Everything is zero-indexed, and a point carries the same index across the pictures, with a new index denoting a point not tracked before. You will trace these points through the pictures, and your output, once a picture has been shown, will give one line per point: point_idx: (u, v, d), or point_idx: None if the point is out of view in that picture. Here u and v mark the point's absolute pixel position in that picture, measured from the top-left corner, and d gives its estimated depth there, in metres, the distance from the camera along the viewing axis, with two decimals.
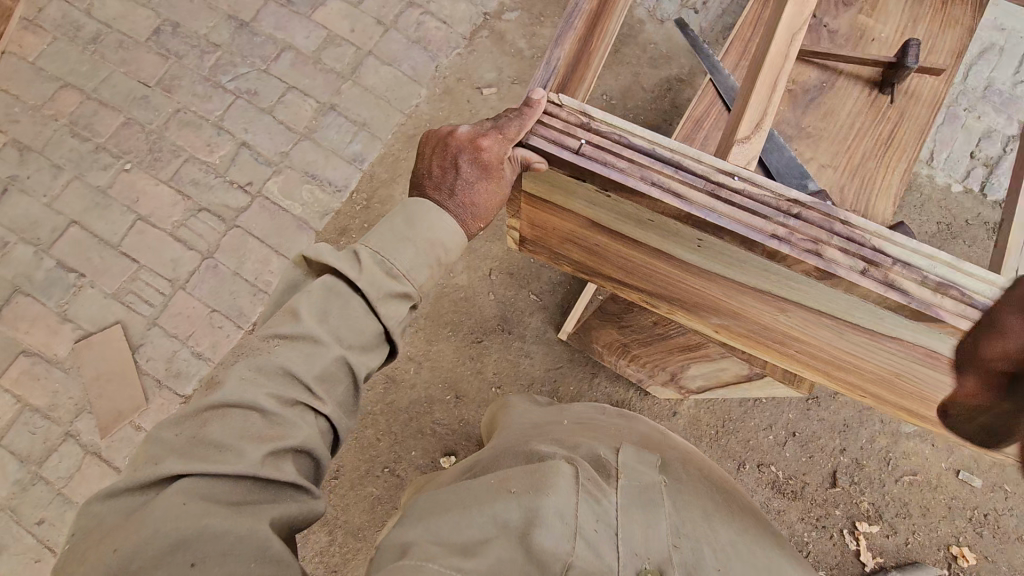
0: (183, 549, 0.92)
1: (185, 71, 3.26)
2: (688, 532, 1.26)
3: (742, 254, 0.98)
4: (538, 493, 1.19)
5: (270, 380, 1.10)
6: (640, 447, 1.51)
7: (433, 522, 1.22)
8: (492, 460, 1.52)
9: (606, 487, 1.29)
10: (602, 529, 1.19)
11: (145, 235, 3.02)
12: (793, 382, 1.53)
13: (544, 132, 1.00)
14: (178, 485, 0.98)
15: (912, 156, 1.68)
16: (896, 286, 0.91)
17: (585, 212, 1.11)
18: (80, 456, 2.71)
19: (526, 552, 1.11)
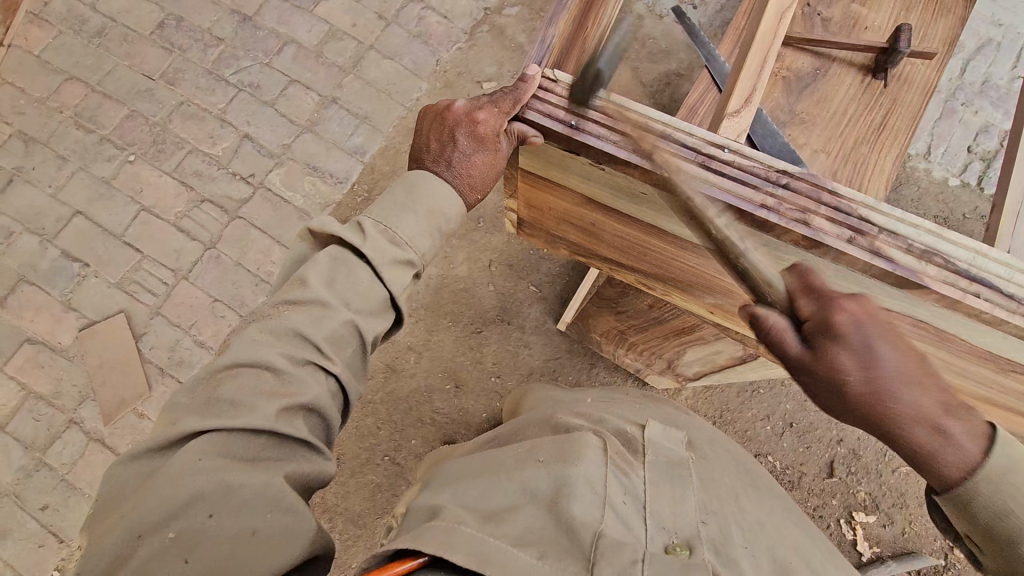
0: (200, 502, 0.98)
1: (188, 65, 3.30)
2: (713, 509, 1.30)
3: (726, 222, 0.98)
4: (566, 461, 1.21)
5: (280, 341, 1.14)
6: (668, 423, 1.54)
7: (458, 492, 1.26)
8: (521, 427, 1.55)
9: (633, 462, 1.31)
10: (629, 501, 1.21)
11: (148, 225, 3.05)
12: (786, 361, 1.54)
13: (541, 108, 1.01)
14: (193, 443, 1.02)
15: (905, 140, 1.70)
16: (871, 246, 0.90)
17: (579, 187, 1.12)
18: (84, 443, 2.74)
19: (556, 521, 1.12)
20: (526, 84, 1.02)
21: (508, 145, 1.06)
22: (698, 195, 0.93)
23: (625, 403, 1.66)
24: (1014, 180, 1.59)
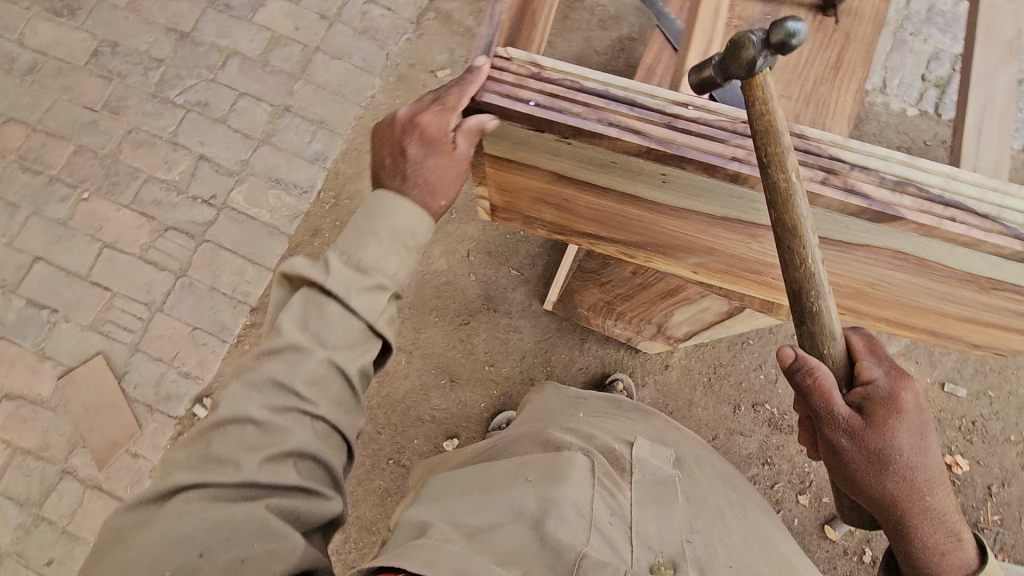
0: (192, 542, 0.99)
1: (130, 91, 3.18)
2: (698, 528, 1.40)
3: (697, 181, 0.96)
4: (555, 483, 1.31)
5: (259, 392, 1.12)
6: (651, 443, 1.66)
7: (452, 507, 1.36)
8: (510, 442, 1.63)
9: (619, 483, 1.42)
10: (615, 521, 1.32)
11: (113, 262, 2.96)
12: (772, 310, 1.53)
13: (497, 86, 0.92)
14: (187, 492, 1.03)
15: (862, 76, 1.69)
16: (846, 183, 0.88)
17: (546, 167, 1.08)
18: (80, 492, 2.68)
19: (541, 538, 1.21)
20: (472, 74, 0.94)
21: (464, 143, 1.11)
22: (669, 157, 0.90)
23: (608, 420, 1.77)
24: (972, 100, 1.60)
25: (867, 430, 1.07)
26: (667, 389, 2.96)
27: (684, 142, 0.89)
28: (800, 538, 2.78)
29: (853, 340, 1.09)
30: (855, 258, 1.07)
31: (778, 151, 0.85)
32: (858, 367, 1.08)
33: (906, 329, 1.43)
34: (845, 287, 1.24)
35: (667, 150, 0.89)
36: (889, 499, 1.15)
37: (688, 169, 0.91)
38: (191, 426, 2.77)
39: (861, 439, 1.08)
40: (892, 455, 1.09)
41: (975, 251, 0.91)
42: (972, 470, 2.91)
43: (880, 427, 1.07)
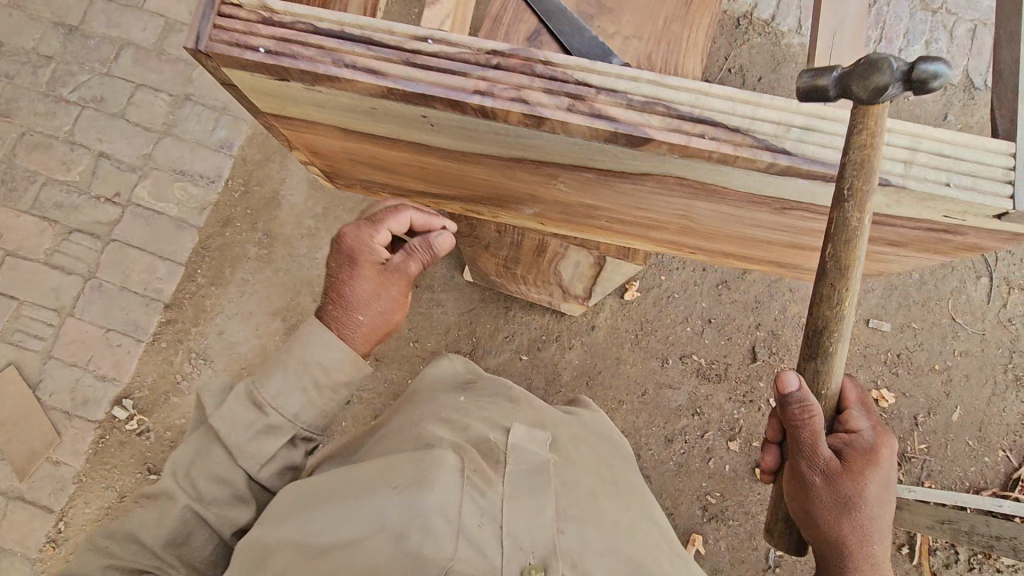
0: None
1: (20, 92, 3.04)
2: (573, 514, 1.19)
3: (461, 122, 0.93)
4: (420, 489, 1.10)
5: None
6: (534, 424, 1.38)
7: (305, 520, 1.16)
8: (392, 428, 1.39)
9: (494, 476, 1.18)
10: (487, 523, 1.12)
11: (18, 269, 2.88)
12: (625, 256, 1.58)
13: (227, 34, 0.87)
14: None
15: (716, 7, 1.63)
16: (592, 108, 0.85)
17: (324, 120, 1.04)
18: (4, 504, 2.65)
19: (401, 554, 1.06)
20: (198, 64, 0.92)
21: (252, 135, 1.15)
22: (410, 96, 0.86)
23: (492, 400, 1.46)
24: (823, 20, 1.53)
25: (843, 476, 1.18)
26: (595, 350, 2.92)
27: (423, 79, 0.86)
28: (731, 483, 2.81)
29: (848, 390, 1.24)
30: (650, 190, 1.05)
31: (866, 189, 0.88)
32: (845, 416, 1.22)
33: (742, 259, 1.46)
34: (667, 225, 1.24)
35: (405, 89, 0.85)
36: (840, 540, 1.21)
37: (439, 107, 0.88)
38: (112, 429, 2.73)
39: (835, 482, 1.18)
40: (857, 501, 1.20)
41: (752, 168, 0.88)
42: (899, 402, 2.95)
43: (854, 474, 1.19)
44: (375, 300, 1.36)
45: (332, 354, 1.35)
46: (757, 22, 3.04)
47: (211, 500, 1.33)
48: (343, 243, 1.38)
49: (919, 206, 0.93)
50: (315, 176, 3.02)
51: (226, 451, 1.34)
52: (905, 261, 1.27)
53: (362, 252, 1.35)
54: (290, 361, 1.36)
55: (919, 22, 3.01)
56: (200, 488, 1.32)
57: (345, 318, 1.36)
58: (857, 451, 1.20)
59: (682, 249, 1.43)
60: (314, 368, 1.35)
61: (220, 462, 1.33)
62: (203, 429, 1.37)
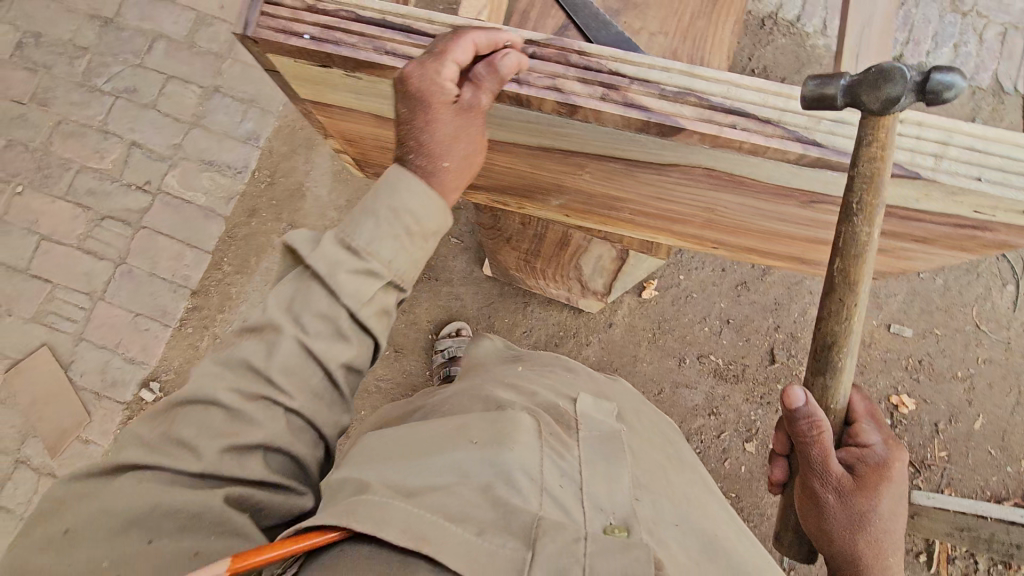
0: (136, 529, 0.95)
1: (57, 82, 3.13)
2: (645, 484, 1.25)
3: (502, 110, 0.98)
4: (503, 447, 1.14)
5: (232, 374, 1.02)
6: (598, 398, 1.50)
7: (384, 468, 1.14)
8: (450, 401, 1.45)
9: (569, 441, 1.25)
10: (567, 483, 1.14)
11: (51, 254, 2.97)
12: (650, 250, 1.58)
13: (271, 22, 0.92)
14: (138, 467, 0.99)
15: (741, 6, 1.63)
16: (626, 99, 0.88)
17: (358, 106, 1.08)
18: (35, 480, 2.74)
19: (494, 503, 1.05)
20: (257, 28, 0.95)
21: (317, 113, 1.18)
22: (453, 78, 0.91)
23: (551, 372, 1.59)
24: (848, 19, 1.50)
25: (856, 493, 1.21)
26: (612, 347, 2.93)
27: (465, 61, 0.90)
28: (746, 485, 2.80)
29: (858, 405, 1.29)
30: (674, 181, 1.06)
31: (875, 202, 0.88)
32: (856, 429, 1.27)
33: (763, 255, 1.48)
34: (689, 217, 1.24)
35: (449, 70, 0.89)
36: (856, 558, 1.22)
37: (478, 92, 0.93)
38: (139, 410, 2.81)
39: (848, 498, 1.20)
40: (871, 519, 1.21)
41: (789, 162, 0.89)
42: (919, 408, 2.92)
43: (866, 489, 1.21)
44: (465, 144, 0.97)
45: (428, 204, 0.98)
46: (781, 23, 3.02)
47: (316, 337, 1.01)
48: (405, 76, 0.89)
49: (949, 200, 0.91)
50: (340, 169, 3.07)
51: (325, 290, 0.99)
52: (932, 261, 1.26)
53: (436, 90, 0.90)
54: (380, 208, 0.97)
55: (948, 23, 2.96)
56: (302, 321, 1.00)
57: (434, 171, 0.98)
58: (869, 467, 1.23)
59: (705, 244, 1.44)
60: (407, 217, 0.97)
61: (321, 303, 1.00)
62: (298, 267, 1.04)
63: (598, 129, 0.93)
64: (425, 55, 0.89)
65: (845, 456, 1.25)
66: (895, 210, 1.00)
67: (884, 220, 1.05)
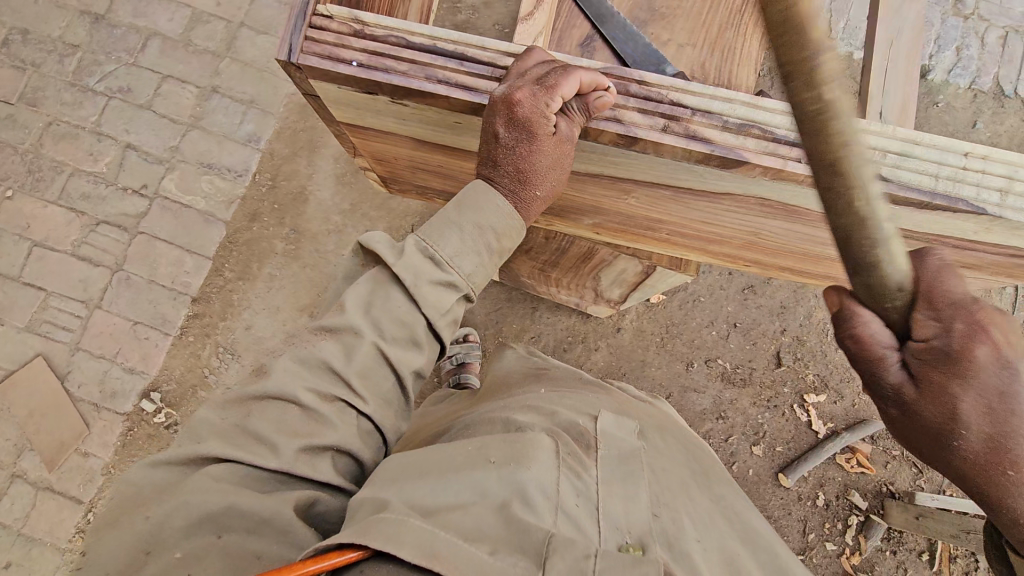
0: (208, 522, 0.96)
1: (46, 81, 3.02)
2: (665, 501, 1.16)
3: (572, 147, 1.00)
4: (519, 464, 1.05)
5: (310, 374, 1.07)
6: (619, 413, 1.38)
7: (405, 484, 1.05)
8: (474, 418, 1.35)
9: (586, 459, 1.16)
10: (583, 503, 1.07)
11: (45, 260, 2.88)
12: (678, 267, 1.62)
13: (319, 48, 0.93)
14: (214, 467, 1.01)
15: (769, 18, 1.60)
16: (686, 130, 0.89)
17: (399, 130, 1.14)
18: (33, 494, 2.67)
19: (507, 523, 0.98)
20: (320, 56, 0.93)
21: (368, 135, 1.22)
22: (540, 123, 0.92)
23: (572, 391, 1.50)
24: (879, 26, 1.44)
25: (922, 404, 0.83)
26: (620, 352, 2.91)
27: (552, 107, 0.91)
28: (755, 488, 2.80)
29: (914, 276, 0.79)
30: (725, 208, 1.09)
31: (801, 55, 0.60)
32: (915, 319, 0.79)
33: (791, 273, 1.51)
34: (729, 240, 1.25)
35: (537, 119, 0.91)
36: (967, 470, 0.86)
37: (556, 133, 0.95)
38: (140, 421, 2.74)
39: (911, 412, 0.84)
40: (963, 432, 0.83)
41: None
42: None
43: (937, 398, 0.81)
44: (553, 171, 1.03)
45: (507, 221, 1.09)
46: None
47: (393, 342, 1.11)
48: (511, 104, 0.89)
49: (1009, 233, 0.93)
50: (343, 172, 3.00)
51: (405, 294, 1.10)
52: (969, 282, 1.26)
53: (541, 122, 0.92)
54: (462, 222, 1.09)
55: (950, 27, 2.95)
56: (382, 325, 1.09)
57: (514, 188, 1.07)
58: (939, 373, 0.79)
59: (739, 263, 1.45)
60: (488, 232, 1.09)
61: (400, 308, 1.10)
62: (376, 267, 1.13)
63: (642, 157, 0.96)
64: (532, 84, 0.89)
65: (898, 360, 0.82)
66: (948, 239, 1.02)
67: (934, 248, 1.07)
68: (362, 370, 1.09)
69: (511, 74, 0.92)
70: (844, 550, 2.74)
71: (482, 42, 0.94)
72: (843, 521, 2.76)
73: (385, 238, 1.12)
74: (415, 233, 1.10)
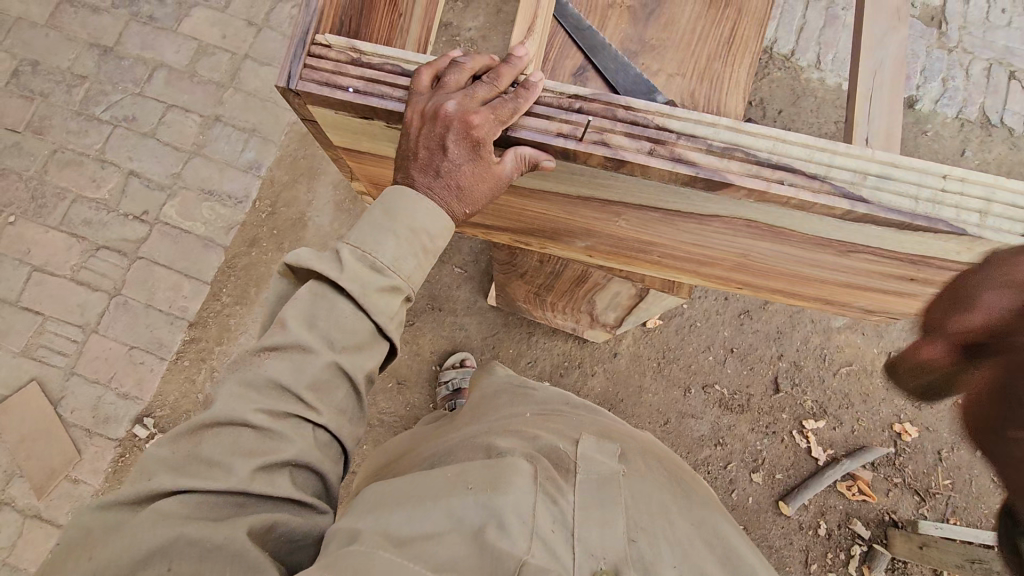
0: (158, 557, 0.88)
1: (53, 110, 3.09)
2: (646, 525, 1.12)
3: (564, 170, 1.02)
4: (495, 490, 1.04)
5: (259, 395, 0.99)
6: (602, 436, 1.37)
7: (384, 513, 1.04)
8: (460, 441, 1.33)
9: (564, 483, 1.13)
10: (558, 528, 1.06)
11: (44, 285, 2.89)
12: (672, 289, 1.64)
13: (317, 75, 0.97)
14: (163, 501, 0.93)
15: (756, 49, 1.65)
16: (672, 153, 0.92)
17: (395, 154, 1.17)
18: (20, 522, 2.62)
19: (480, 550, 0.96)
20: (315, 81, 0.96)
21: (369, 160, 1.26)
22: (486, 147, 0.96)
23: (558, 413, 1.50)
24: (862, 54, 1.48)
25: None
26: (617, 377, 2.90)
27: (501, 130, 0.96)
28: (755, 516, 2.75)
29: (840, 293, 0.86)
30: (715, 229, 1.10)
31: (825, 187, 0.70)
32: None
33: (785, 296, 1.52)
34: (720, 261, 1.27)
35: (485, 142, 0.95)
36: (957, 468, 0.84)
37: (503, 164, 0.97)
38: (132, 448, 2.72)
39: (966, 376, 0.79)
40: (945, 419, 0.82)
41: (817, 208, 0.91)
42: (922, 436, 2.82)
43: None
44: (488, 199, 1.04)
45: (440, 223, 1.03)
46: (776, 57, 3.02)
47: (349, 351, 1.03)
48: (469, 125, 0.95)
49: (990, 255, 0.94)
50: (341, 199, 3.04)
51: (352, 302, 1.02)
52: None
53: (487, 146, 0.96)
54: (397, 227, 1.01)
55: (936, 59, 3.02)
56: (331, 336, 1.01)
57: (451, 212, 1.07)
58: None
59: (732, 285, 1.47)
60: (423, 235, 1.03)
61: (347, 317, 1.02)
62: (312, 282, 1.03)
63: (626, 178, 0.99)
64: (489, 109, 0.95)
65: None
66: (933, 259, 1.03)
67: (920, 269, 1.09)
68: (314, 383, 1.01)
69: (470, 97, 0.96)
70: None
71: (451, 57, 0.99)
72: (846, 551, 2.71)
73: (315, 250, 1.04)
74: (348, 241, 1.02)
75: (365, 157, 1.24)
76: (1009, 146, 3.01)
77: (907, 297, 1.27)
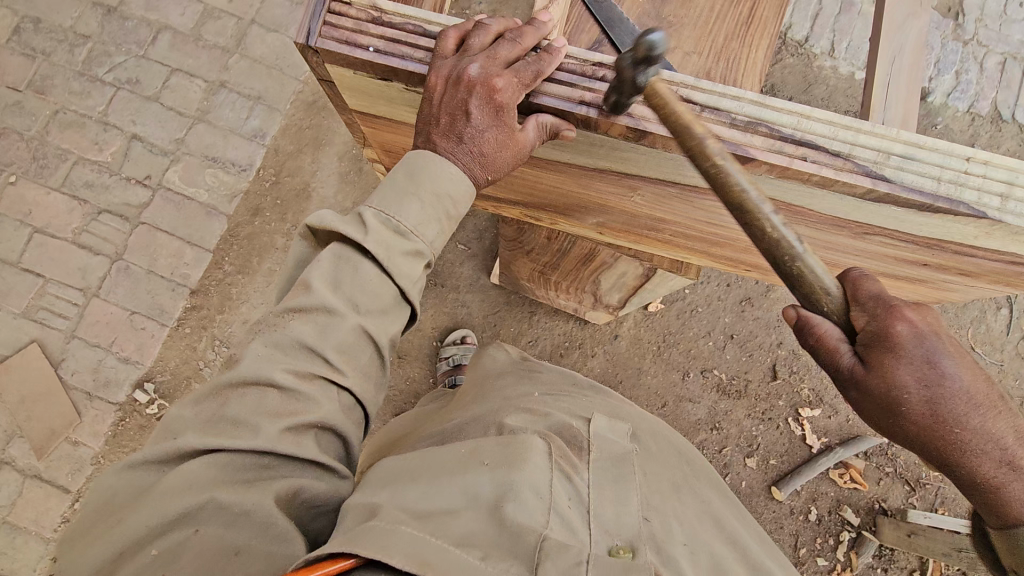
0: (186, 519, 0.89)
1: (55, 70, 3.04)
2: (655, 504, 1.16)
3: (592, 139, 1.01)
4: (514, 466, 1.03)
5: (285, 356, 0.99)
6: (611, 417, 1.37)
7: (397, 489, 1.03)
8: (472, 417, 1.34)
9: (578, 464, 1.14)
10: (574, 506, 1.05)
11: (45, 247, 2.87)
12: (680, 270, 1.64)
13: (336, 33, 0.96)
14: (192, 463, 0.93)
15: (775, 29, 1.63)
16: None
17: (411, 120, 1.17)
18: (21, 481, 2.64)
19: (499, 527, 0.95)
20: (333, 38, 0.95)
21: (382, 125, 1.25)
22: (508, 113, 0.95)
23: (568, 392, 1.52)
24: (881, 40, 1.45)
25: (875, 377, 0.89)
26: (617, 359, 2.91)
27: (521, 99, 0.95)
28: (748, 500, 2.79)
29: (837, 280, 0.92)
30: None
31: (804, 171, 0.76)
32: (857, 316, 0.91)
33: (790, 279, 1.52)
34: (733, 241, 1.27)
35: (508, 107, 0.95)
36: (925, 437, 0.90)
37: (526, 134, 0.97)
38: (133, 412, 2.73)
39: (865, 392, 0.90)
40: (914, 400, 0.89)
41: (843, 189, 0.91)
42: None
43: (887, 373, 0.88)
44: (509, 165, 1.02)
45: (463, 189, 1.03)
46: (790, 43, 2.98)
47: (372, 315, 1.03)
48: (493, 89, 0.94)
49: (1009, 238, 0.95)
50: (347, 172, 3.01)
51: (376, 265, 1.02)
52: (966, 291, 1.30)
53: (510, 112, 0.95)
54: (422, 192, 1.01)
55: (951, 51, 2.99)
56: (356, 298, 1.01)
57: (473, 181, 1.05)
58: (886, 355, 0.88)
59: (739, 266, 1.47)
60: (447, 201, 1.03)
61: (374, 283, 1.02)
62: (337, 243, 1.03)
63: (653, 151, 0.98)
64: (512, 73, 0.94)
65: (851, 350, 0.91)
66: (953, 244, 1.04)
67: (937, 254, 1.10)
68: (342, 345, 1.01)
69: (494, 59, 0.95)
70: (835, 566, 2.73)
71: (476, 20, 0.98)
72: (835, 537, 2.76)
73: (338, 214, 1.04)
74: (372, 206, 1.02)
75: (380, 120, 1.23)
76: (1018, 142, 2.99)
77: (918, 283, 1.28)
